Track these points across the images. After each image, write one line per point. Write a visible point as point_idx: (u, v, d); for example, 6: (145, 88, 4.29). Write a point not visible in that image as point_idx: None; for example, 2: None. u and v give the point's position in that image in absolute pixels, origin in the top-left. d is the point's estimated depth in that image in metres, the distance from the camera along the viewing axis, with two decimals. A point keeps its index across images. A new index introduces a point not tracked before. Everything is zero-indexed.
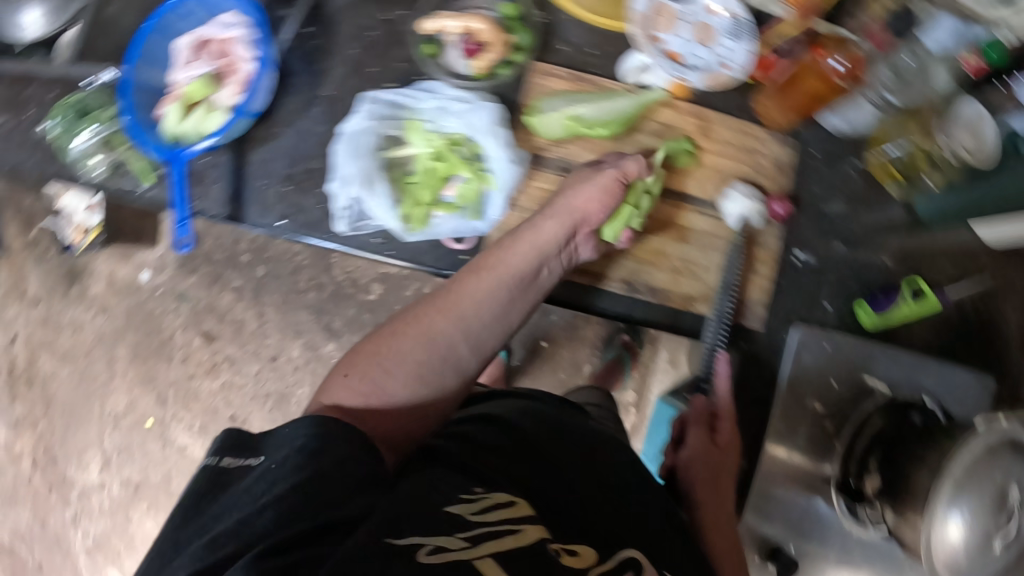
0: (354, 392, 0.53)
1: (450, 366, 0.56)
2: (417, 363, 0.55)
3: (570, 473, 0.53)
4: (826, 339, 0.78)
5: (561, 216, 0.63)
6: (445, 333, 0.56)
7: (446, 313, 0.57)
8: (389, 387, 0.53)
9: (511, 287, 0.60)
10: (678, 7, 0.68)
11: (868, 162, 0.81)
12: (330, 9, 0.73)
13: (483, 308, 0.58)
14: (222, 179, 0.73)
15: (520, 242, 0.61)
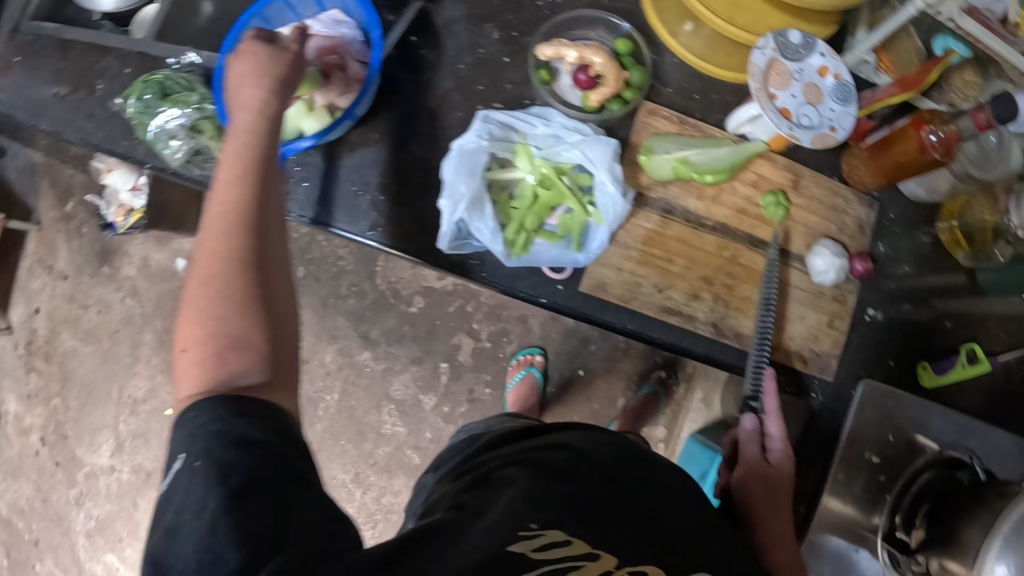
0: (212, 327, 0.48)
1: (237, 265, 0.50)
2: (219, 287, 0.49)
3: (634, 504, 0.50)
4: (887, 396, 0.80)
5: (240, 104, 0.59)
6: (223, 250, 0.50)
7: (223, 223, 0.52)
8: (218, 326, 0.48)
9: (251, 178, 0.54)
10: (791, 65, 0.67)
11: (939, 231, 0.85)
12: (438, 24, 0.75)
13: (239, 204, 0.52)
14: (312, 180, 0.73)
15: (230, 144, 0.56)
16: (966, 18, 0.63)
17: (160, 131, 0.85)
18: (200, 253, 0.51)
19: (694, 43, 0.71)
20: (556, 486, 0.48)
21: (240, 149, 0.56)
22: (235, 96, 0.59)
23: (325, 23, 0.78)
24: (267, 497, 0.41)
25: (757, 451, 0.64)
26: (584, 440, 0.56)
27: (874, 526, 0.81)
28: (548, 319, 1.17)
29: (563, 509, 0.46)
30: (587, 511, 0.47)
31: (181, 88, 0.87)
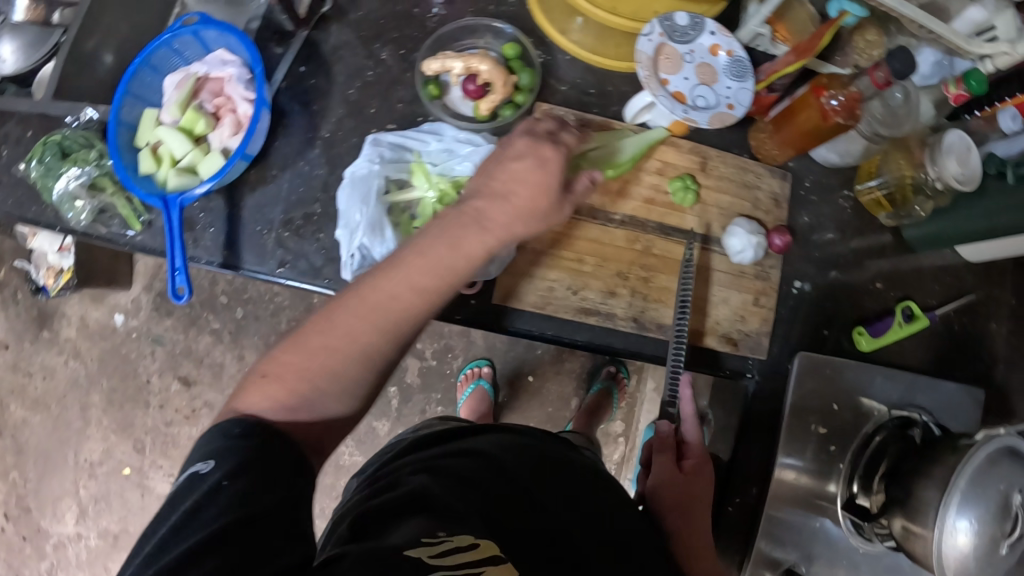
0: (301, 394, 0.48)
1: (369, 365, 0.51)
2: (337, 371, 0.50)
3: (548, 518, 0.53)
4: (824, 364, 0.81)
5: (490, 195, 0.58)
6: (369, 345, 0.51)
7: (371, 305, 0.51)
8: (318, 398, 0.49)
9: (443, 284, 0.53)
10: (680, 48, 0.65)
11: (859, 195, 0.85)
12: (325, 50, 0.74)
13: (399, 305, 0.51)
14: (217, 225, 0.71)
15: (439, 235, 0.55)
16: None
17: (62, 194, 0.82)
18: (336, 316, 0.50)
19: (584, 37, 0.70)
20: (469, 495, 0.50)
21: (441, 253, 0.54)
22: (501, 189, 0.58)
23: (212, 64, 0.78)
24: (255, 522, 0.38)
25: (670, 461, 0.75)
26: (501, 453, 0.58)
27: (831, 496, 0.81)
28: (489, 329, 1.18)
29: (477, 520, 0.46)
30: (503, 528, 0.49)
31: (81, 146, 0.85)
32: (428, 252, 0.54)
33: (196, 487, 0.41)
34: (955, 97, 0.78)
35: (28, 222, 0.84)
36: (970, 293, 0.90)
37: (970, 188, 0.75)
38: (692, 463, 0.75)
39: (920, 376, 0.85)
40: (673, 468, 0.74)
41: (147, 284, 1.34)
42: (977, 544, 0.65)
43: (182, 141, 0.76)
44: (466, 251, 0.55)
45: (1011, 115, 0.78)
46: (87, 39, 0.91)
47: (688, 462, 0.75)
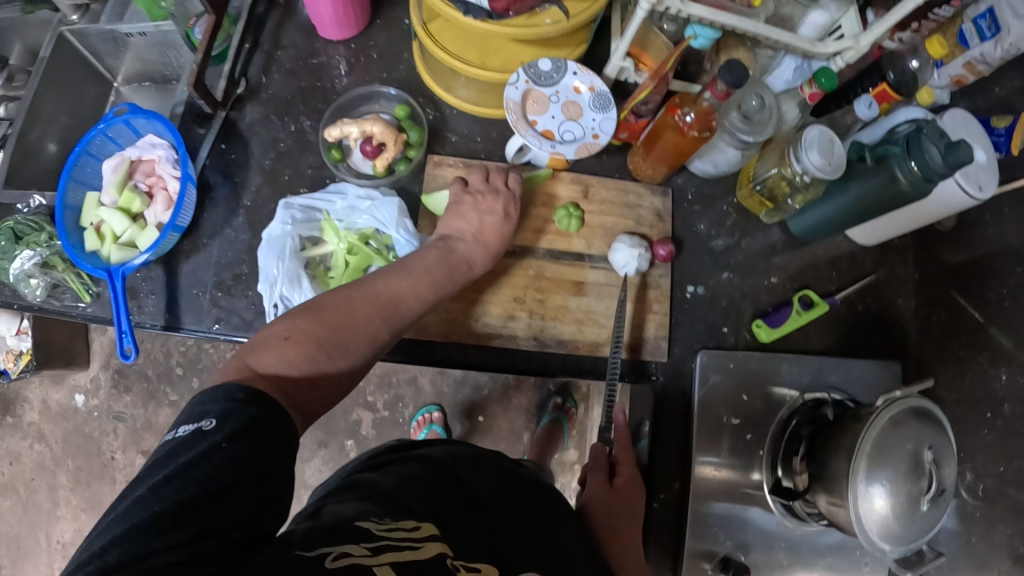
0: (308, 361, 0.56)
1: (371, 342, 0.62)
2: (344, 343, 0.60)
3: (495, 509, 0.54)
4: (728, 359, 0.89)
5: (463, 218, 0.73)
6: (375, 326, 0.63)
7: (375, 308, 0.64)
8: (324, 362, 0.57)
9: (433, 291, 0.69)
10: (546, 91, 0.74)
11: (742, 198, 0.95)
12: (242, 127, 0.82)
13: (402, 301, 0.66)
14: (157, 292, 0.77)
15: (433, 254, 0.70)
16: (693, 5, 0.72)
17: (17, 274, 0.86)
18: (351, 303, 0.63)
19: (468, 93, 0.79)
20: (420, 485, 0.51)
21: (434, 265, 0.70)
22: (473, 224, 0.72)
23: (143, 148, 0.83)
24: (247, 487, 0.43)
25: (603, 478, 0.76)
26: (447, 455, 0.57)
27: (757, 483, 0.87)
28: (436, 376, 1.25)
29: (423, 509, 0.48)
30: (450, 512, 0.50)
31: (32, 230, 0.89)
32: (413, 269, 0.68)
33: (197, 441, 0.44)
34: (810, 96, 0.83)
35: None
36: (870, 275, 0.98)
37: (833, 175, 0.79)
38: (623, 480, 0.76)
39: (828, 357, 0.93)
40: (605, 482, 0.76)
41: (104, 361, 1.39)
42: (894, 505, 0.68)
43: (120, 218, 0.80)
44: (455, 260, 0.71)
45: (866, 104, 0.85)
46: (31, 130, 0.99)
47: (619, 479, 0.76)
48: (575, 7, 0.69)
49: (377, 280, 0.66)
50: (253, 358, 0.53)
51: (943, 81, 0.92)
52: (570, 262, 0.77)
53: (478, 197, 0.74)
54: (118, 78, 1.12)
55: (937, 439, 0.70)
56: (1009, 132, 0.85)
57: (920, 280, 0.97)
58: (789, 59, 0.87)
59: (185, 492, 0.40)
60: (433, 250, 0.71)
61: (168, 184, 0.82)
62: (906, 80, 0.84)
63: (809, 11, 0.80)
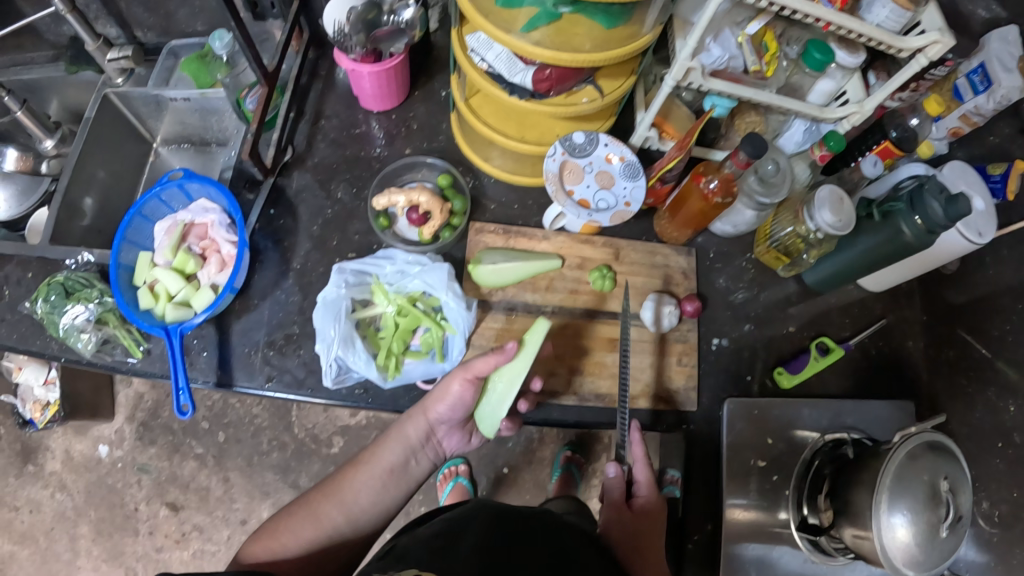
0: (277, 550, 0.68)
1: (337, 541, 0.71)
2: (309, 539, 0.69)
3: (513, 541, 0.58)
4: (753, 406, 0.93)
5: (416, 419, 0.74)
6: (333, 521, 0.71)
7: (333, 499, 0.72)
8: (288, 551, 0.68)
9: (382, 478, 0.74)
10: (580, 162, 0.78)
11: (759, 253, 1.00)
12: (290, 193, 0.87)
13: (360, 493, 0.73)
14: (209, 350, 0.80)
15: (387, 441, 0.75)
16: (713, 79, 0.77)
17: (68, 327, 0.87)
18: (316, 504, 0.72)
19: (504, 162, 0.85)
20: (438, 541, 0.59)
21: (394, 452, 0.74)
22: (427, 412, 0.73)
23: (196, 212, 0.87)
24: None
25: (622, 500, 0.75)
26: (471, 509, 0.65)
27: (785, 522, 0.90)
28: None
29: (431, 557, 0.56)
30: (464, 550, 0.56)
31: (82, 286, 0.92)
32: (369, 463, 0.74)
33: None
34: (820, 157, 0.89)
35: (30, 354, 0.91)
36: (881, 319, 1.03)
37: (845, 230, 0.85)
38: (642, 499, 0.75)
39: (846, 401, 0.97)
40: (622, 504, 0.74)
41: (129, 414, 1.41)
42: (917, 534, 0.73)
43: (175, 279, 0.84)
44: (406, 442, 0.74)
45: (872, 162, 0.90)
46: (75, 186, 1.03)
47: (642, 498, 0.75)
48: (609, 85, 0.76)
49: (346, 474, 0.75)
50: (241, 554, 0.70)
51: (941, 133, 0.99)
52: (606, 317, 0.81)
53: (444, 388, 0.71)
54: (157, 138, 1.17)
55: (952, 470, 0.75)
56: (1004, 179, 0.92)
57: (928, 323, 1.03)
58: (799, 122, 0.93)
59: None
60: (387, 443, 0.74)
61: (220, 246, 0.86)
62: (906, 137, 0.92)
63: (817, 78, 0.87)
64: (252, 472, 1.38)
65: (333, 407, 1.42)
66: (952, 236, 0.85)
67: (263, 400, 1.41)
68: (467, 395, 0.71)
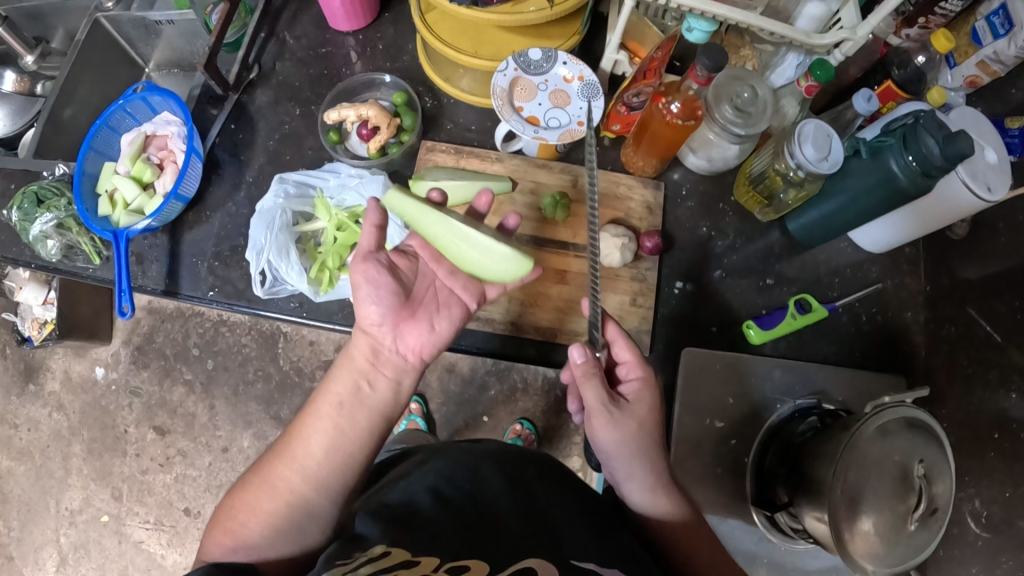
0: (243, 536, 0.59)
1: (307, 515, 0.60)
2: (271, 516, 0.59)
3: (487, 517, 0.57)
4: (717, 359, 0.88)
5: (360, 335, 0.65)
6: (290, 486, 0.60)
7: (287, 459, 0.61)
8: (253, 540, 0.59)
9: (335, 415, 0.62)
10: (533, 78, 0.74)
11: (738, 195, 0.94)
12: (251, 109, 0.86)
13: (313, 445, 0.61)
14: (159, 259, 0.81)
15: (335, 371, 0.65)
16: None
17: (35, 234, 0.90)
18: (275, 469, 0.61)
19: (471, 84, 0.82)
20: (401, 514, 0.56)
21: (344, 382, 0.64)
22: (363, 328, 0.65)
23: (157, 124, 0.89)
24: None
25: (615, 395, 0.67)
26: (428, 471, 0.62)
27: (742, 492, 0.86)
28: (444, 374, 1.31)
29: (395, 535, 0.53)
30: (439, 523, 0.55)
31: (54, 195, 0.94)
32: (320, 402, 0.63)
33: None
34: (807, 90, 0.83)
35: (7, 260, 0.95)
36: (876, 283, 0.96)
37: (828, 170, 0.79)
38: (633, 383, 0.68)
39: (826, 366, 0.91)
40: (611, 401, 0.65)
41: (126, 338, 1.43)
42: (882, 523, 0.67)
43: (131, 186, 0.85)
44: (352, 364, 0.64)
45: (865, 97, 0.83)
46: (64, 106, 1.05)
47: (632, 382, 0.68)
48: None
49: (299, 426, 0.63)
50: (204, 553, 0.61)
51: (956, 82, 0.90)
52: (560, 250, 0.77)
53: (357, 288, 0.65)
54: (150, 65, 1.18)
55: (929, 453, 0.69)
56: (1022, 134, 0.82)
57: (930, 293, 0.95)
58: (791, 55, 0.87)
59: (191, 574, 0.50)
60: (333, 372, 0.64)
61: (177, 157, 0.87)
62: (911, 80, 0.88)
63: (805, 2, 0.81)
64: (237, 401, 1.38)
65: (319, 342, 1.38)
66: (953, 182, 0.77)
67: (252, 330, 1.40)
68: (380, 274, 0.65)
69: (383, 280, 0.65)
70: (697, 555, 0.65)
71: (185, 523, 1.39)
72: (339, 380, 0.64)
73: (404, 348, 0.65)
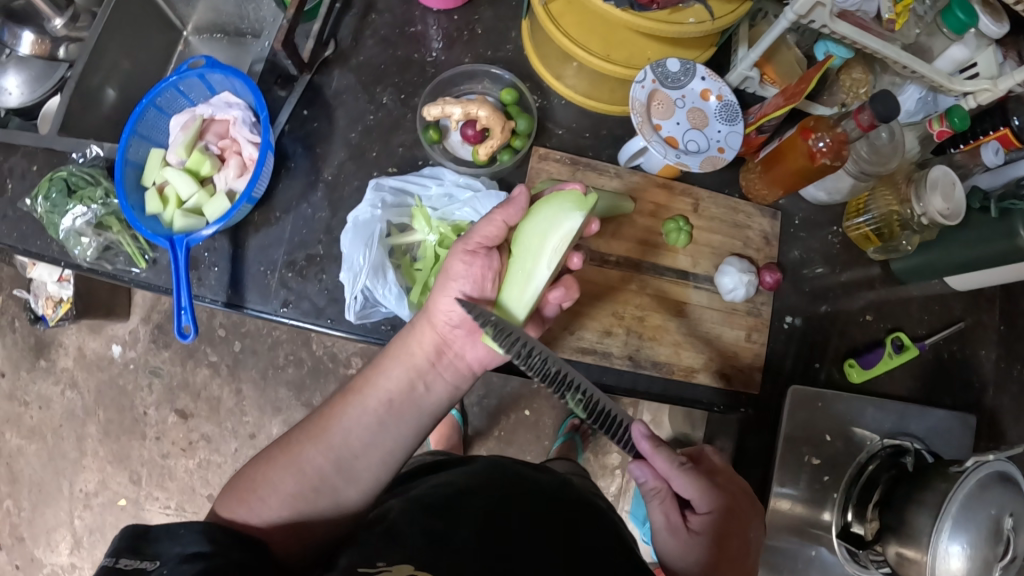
0: (254, 503, 0.54)
1: (327, 497, 0.56)
2: (291, 494, 0.55)
3: (531, 538, 0.48)
4: (819, 398, 0.81)
5: (425, 328, 0.62)
6: (318, 468, 0.56)
7: (321, 442, 0.58)
8: (265, 509, 0.54)
9: (378, 411, 0.60)
10: (673, 93, 0.68)
11: (847, 230, 0.85)
12: (328, 93, 0.74)
13: (352, 435, 0.58)
14: (221, 264, 0.71)
15: (388, 362, 0.62)
16: (839, 21, 0.68)
17: (68, 231, 0.79)
18: (301, 446, 0.57)
19: (577, 82, 0.73)
20: (433, 520, 0.48)
21: (396, 378, 0.61)
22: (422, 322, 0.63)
23: (217, 106, 0.74)
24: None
25: (678, 523, 0.57)
26: (477, 479, 0.55)
27: (826, 524, 0.82)
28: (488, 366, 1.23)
29: (425, 545, 0.46)
30: (478, 533, 0.47)
31: (88, 183, 0.81)
32: (366, 392, 0.61)
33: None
34: (939, 133, 0.78)
35: (37, 251, 0.84)
36: (959, 322, 0.89)
37: (955, 221, 0.74)
38: (702, 515, 0.57)
39: (912, 404, 0.85)
40: (675, 529, 0.57)
41: (144, 315, 1.32)
42: (972, 568, 0.66)
43: (188, 181, 0.73)
44: (409, 358, 0.62)
45: (994, 150, 0.77)
46: (93, 75, 0.91)
47: (701, 513, 0.57)
48: (721, 8, 0.65)
49: (337, 410, 0.60)
50: (211, 515, 0.55)
51: None
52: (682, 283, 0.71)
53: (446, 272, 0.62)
54: (188, 27, 1.06)
55: (1020, 507, 0.67)
56: None
57: (1004, 333, 0.90)
58: (913, 89, 0.81)
59: (200, 544, 0.45)
60: (385, 363, 0.62)
61: (243, 148, 0.73)
62: None
63: (952, 43, 0.74)
64: (266, 386, 1.28)
65: None
66: None
67: None
68: (483, 271, 0.62)
69: (475, 285, 0.62)
70: None
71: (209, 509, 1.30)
72: (395, 375, 0.61)
73: (469, 363, 0.64)
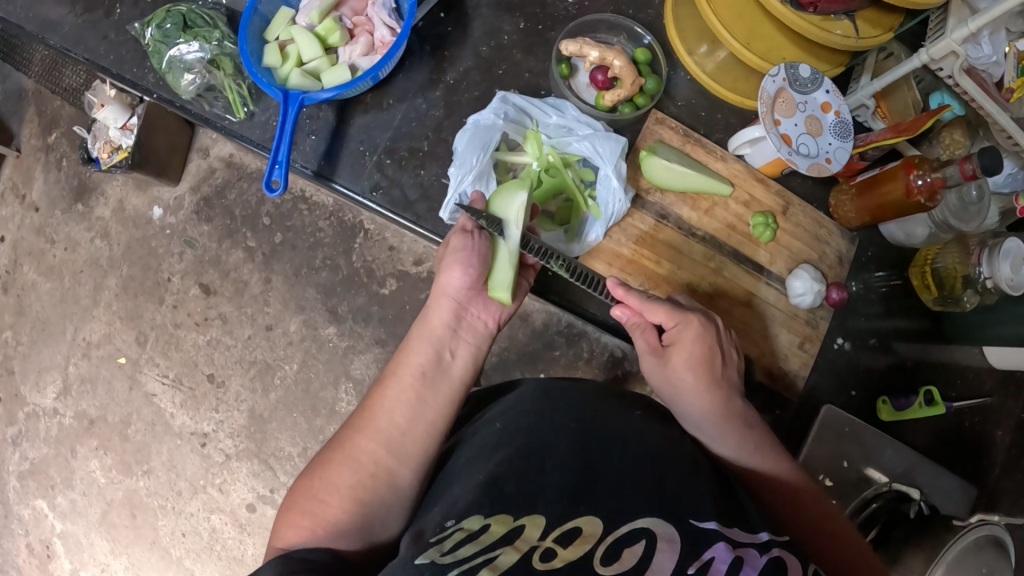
0: (322, 506, 0.55)
1: (384, 481, 0.56)
2: (351, 487, 0.55)
3: (573, 456, 0.50)
4: (846, 424, 0.84)
5: (441, 302, 0.66)
6: (370, 454, 0.57)
7: (367, 430, 0.59)
8: (328, 514, 0.54)
9: (415, 383, 0.62)
10: (799, 95, 0.69)
11: (910, 275, 0.88)
12: (467, 5, 0.76)
13: (394, 414, 0.60)
14: (320, 134, 0.74)
15: (414, 341, 0.65)
16: (965, 77, 0.69)
17: (175, 63, 0.80)
18: (352, 442, 0.58)
19: (707, 62, 0.75)
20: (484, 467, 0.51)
21: (425, 352, 0.64)
22: (436, 302, 0.66)
23: None
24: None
25: (654, 345, 0.65)
26: (507, 410, 0.59)
27: None
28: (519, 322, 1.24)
29: (482, 494, 0.47)
30: (519, 465, 0.49)
31: (204, 24, 0.82)
32: (400, 370, 0.63)
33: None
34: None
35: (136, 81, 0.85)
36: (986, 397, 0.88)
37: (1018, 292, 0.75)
38: (672, 330, 0.64)
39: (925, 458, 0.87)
40: (654, 351, 0.65)
41: (194, 185, 1.32)
42: None
43: (313, 45, 0.73)
44: (432, 331, 0.65)
45: None
46: None
47: (671, 331, 0.65)
48: (866, 31, 0.66)
49: (377, 397, 0.61)
50: (279, 539, 0.54)
51: None
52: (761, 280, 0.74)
53: (450, 252, 0.67)
54: None
55: None
56: None
57: None
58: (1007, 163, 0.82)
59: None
60: (414, 341, 0.65)
61: (375, 28, 0.75)
62: None
63: None
64: (295, 283, 1.28)
65: (399, 249, 1.26)
66: None
67: (332, 217, 1.27)
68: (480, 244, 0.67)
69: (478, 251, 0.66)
70: (811, 512, 0.56)
71: (205, 389, 1.29)
72: (429, 351, 0.64)
73: (488, 320, 0.68)
